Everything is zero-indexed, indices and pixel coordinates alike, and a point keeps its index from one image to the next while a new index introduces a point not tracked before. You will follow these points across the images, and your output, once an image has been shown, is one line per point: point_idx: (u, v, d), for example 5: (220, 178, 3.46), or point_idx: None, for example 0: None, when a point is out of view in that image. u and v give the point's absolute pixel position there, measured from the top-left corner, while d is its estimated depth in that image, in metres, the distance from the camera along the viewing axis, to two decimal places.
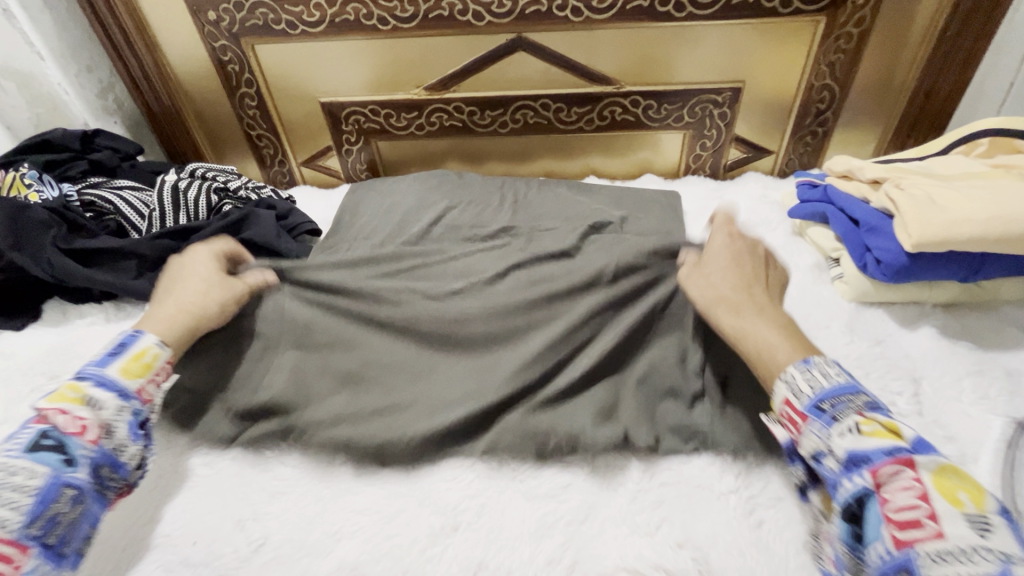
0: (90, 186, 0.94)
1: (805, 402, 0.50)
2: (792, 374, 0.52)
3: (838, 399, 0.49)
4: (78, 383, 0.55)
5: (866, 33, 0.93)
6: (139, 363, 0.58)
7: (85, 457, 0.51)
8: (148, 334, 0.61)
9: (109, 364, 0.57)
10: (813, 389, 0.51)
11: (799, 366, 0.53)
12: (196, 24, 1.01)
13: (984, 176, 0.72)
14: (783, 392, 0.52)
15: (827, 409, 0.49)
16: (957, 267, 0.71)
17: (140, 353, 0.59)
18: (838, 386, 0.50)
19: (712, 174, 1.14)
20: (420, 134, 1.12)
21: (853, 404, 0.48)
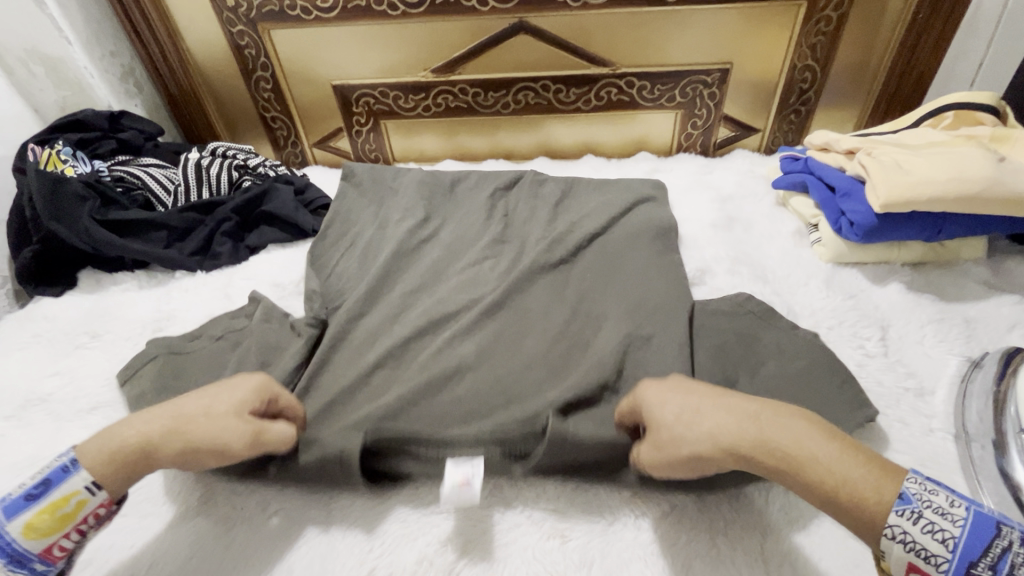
0: (119, 163, 1.00)
1: (948, 569, 0.40)
2: (903, 530, 0.41)
3: (986, 552, 0.39)
4: None
5: (844, 16, 1.00)
6: (57, 516, 0.48)
7: None
8: (81, 468, 0.49)
9: (17, 514, 0.47)
10: (944, 545, 0.40)
11: (903, 512, 0.42)
12: (214, 10, 1.06)
13: (947, 145, 0.79)
14: (903, 554, 0.42)
15: (987, 575, 0.39)
16: (922, 227, 0.78)
17: (59, 503, 0.48)
18: (971, 532, 0.40)
19: (702, 152, 1.21)
20: (426, 115, 1.18)
21: (1007, 551, 0.39)
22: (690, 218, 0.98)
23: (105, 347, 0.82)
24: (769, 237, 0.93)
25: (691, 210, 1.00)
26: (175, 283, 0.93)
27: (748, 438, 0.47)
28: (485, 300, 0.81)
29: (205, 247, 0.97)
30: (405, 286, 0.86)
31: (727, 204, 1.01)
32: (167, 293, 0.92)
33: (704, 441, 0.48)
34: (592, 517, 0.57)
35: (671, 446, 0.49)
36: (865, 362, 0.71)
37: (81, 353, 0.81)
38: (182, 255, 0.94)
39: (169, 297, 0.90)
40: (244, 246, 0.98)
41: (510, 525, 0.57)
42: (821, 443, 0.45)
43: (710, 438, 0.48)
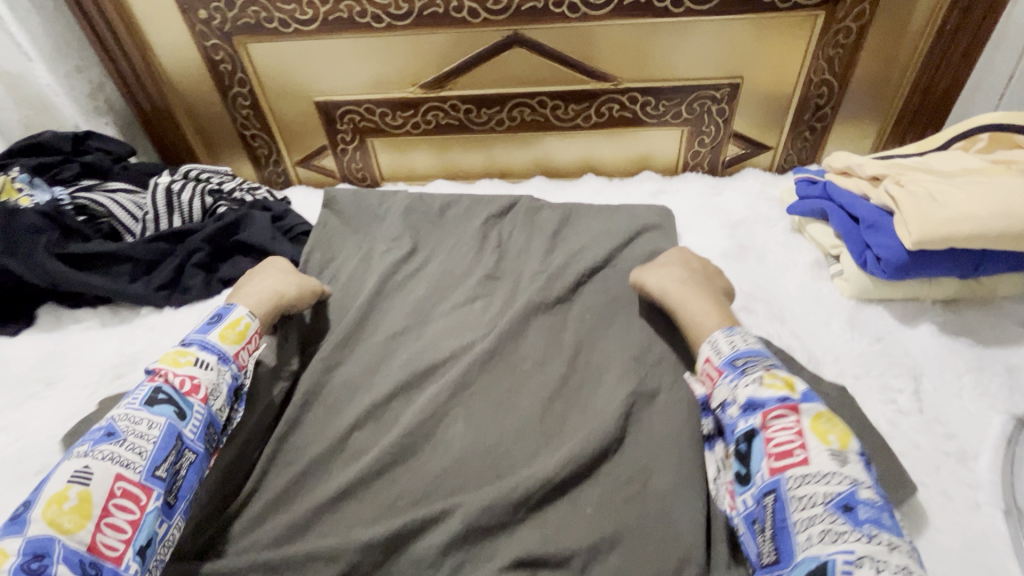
0: (82, 189, 0.93)
1: (723, 358, 0.61)
2: (717, 338, 0.64)
3: (750, 358, 0.60)
4: (185, 349, 0.65)
5: (864, 27, 0.92)
6: (235, 331, 0.69)
7: (196, 414, 0.60)
8: (239, 306, 0.73)
9: (210, 331, 0.68)
10: (730, 348, 0.62)
11: (726, 331, 0.64)
12: (186, 22, 0.99)
13: (984, 172, 0.72)
14: (707, 351, 0.64)
15: (739, 365, 0.59)
16: (958, 264, 0.70)
17: (233, 323, 0.70)
18: (748, 349, 0.61)
19: (710, 171, 1.13)
20: (416, 133, 1.11)
21: (761, 362, 0.59)
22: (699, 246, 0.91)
23: (59, 397, 0.75)
24: (785, 269, 0.86)
25: (699, 237, 0.93)
26: (141, 321, 0.86)
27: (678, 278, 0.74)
28: (474, 346, 0.74)
29: (175, 280, 0.89)
30: (389, 328, 0.79)
31: (738, 231, 0.93)
32: (131, 332, 0.84)
33: (656, 271, 0.77)
34: None
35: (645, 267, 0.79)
36: (898, 420, 0.63)
37: (32, 404, 0.74)
38: (148, 290, 0.87)
39: (133, 338, 0.83)
40: (217, 279, 0.90)
41: None
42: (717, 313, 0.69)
43: (663, 275, 0.76)
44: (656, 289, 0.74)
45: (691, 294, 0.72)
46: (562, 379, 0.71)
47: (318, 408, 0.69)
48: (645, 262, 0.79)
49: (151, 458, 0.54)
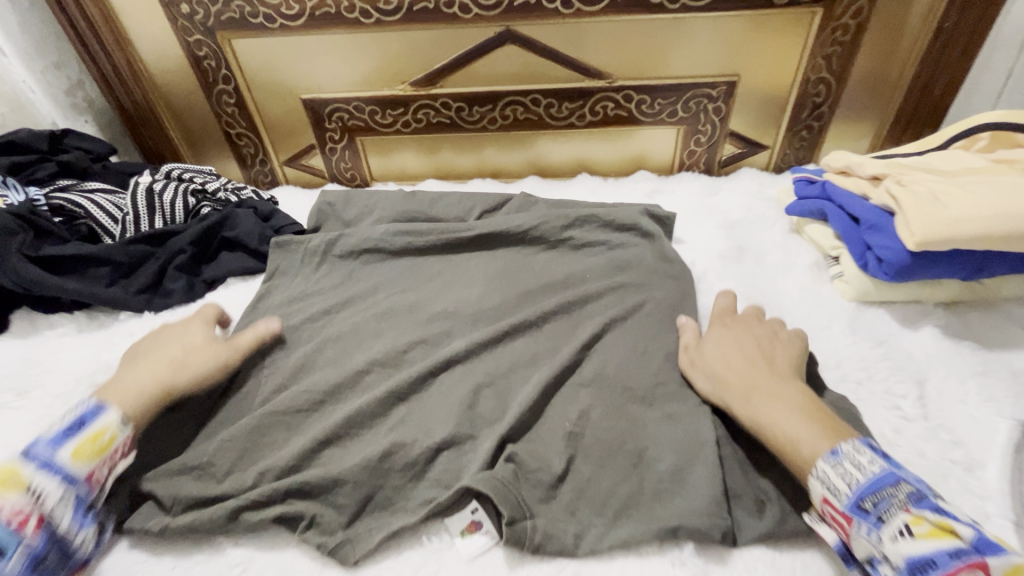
0: (59, 189, 0.90)
1: (846, 501, 0.48)
2: (823, 470, 0.50)
3: (876, 493, 0.47)
4: (19, 467, 0.51)
5: (862, 25, 0.91)
6: (94, 446, 0.55)
7: (26, 548, 0.48)
8: (110, 407, 0.59)
9: (59, 445, 0.54)
10: (850, 486, 0.48)
11: (829, 460, 0.50)
12: (168, 17, 0.96)
13: (986, 172, 0.70)
14: (819, 490, 0.50)
15: (869, 507, 0.47)
16: (961, 265, 0.69)
17: (97, 433, 0.56)
18: (877, 481, 0.47)
19: (706, 170, 1.11)
20: (406, 132, 1.08)
21: (896, 497, 0.46)
22: (696, 247, 0.89)
23: (29, 407, 0.72)
24: (783, 270, 0.84)
25: (696, 238, 0.91)
26: (119, 326, 0.83)
27: (742, 379, 0.60)
28: (465, 349, 0.71)
29: (156, 283, 0.86)
30: (378, 333, 0.76)
31: (736, 232, 0.91)
32: (108, 338, 0.81)
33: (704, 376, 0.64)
34: None
35: (695, 369, 0.66)
36: (902, 427, 0.61)
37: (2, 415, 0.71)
38: (127, 294, 0.84)
39: (111, 345, 0.80)
40: (200, 282, 0.87)
41: None
42: (796, 417, 0.54)
43: (719, 373, 0.63)
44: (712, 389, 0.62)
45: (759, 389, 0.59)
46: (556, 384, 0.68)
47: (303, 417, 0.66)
48: (693, 368, 0.66)
49: None
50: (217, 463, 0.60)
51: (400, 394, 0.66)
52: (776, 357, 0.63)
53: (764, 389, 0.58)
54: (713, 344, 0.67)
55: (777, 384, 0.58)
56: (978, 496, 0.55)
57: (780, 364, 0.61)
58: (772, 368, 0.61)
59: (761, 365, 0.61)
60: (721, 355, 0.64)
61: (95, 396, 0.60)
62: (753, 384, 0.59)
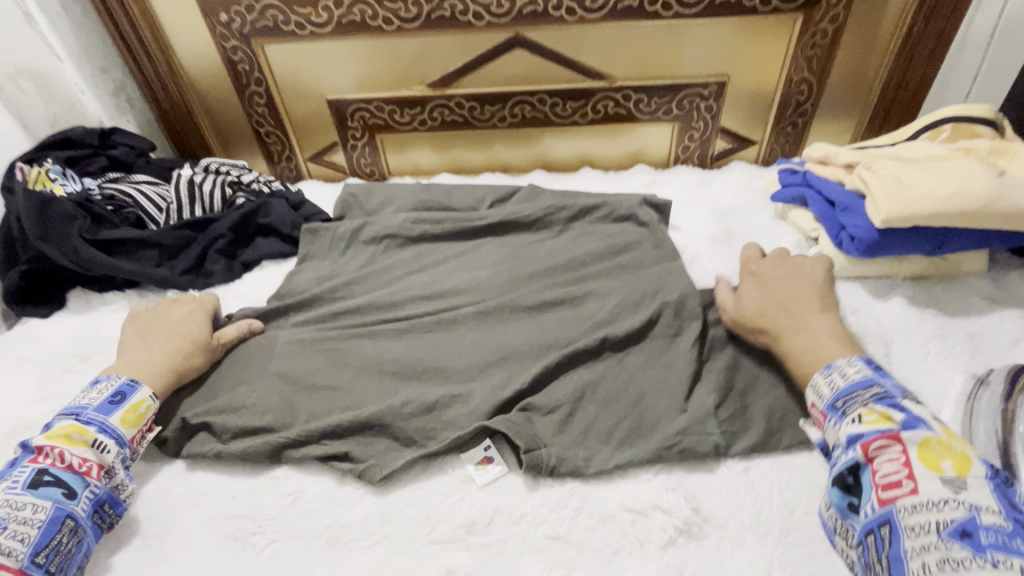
0: (110, 181, 0.99)
1: (825, 402, 0.59)
2: (817, 380, 0.61)
3: (849, 395, 0.57)
4: (80, 428, 0.61)
5: (839, 29, 1.00)
6: (135, 415, 0.64)
7: (90, 494, 0.58)
8: (144, 384, 0.67)
9: (109, 412, 0.63)
10: (830, 389, 0.59)
11: (824, 372, 0.61)
12: (208, 25, 1.06)
13: (945, 158, 0.79)
14: (812, 397, 0.61)
15: (840, 405, 0.58)
16: (923, 241, 0.77)
17: (136, 405, 0.65)
18: (852, 385, 0.58)
19: (699, 164, 1.20)
20: (422, 129, 1.17)
21: (861, 397, 0.57)
22: (689, 231, 0.98)
23: (92, 370, 0.80)
24: (768, 251, 0.92)
25: (689, 224, 1.00)
26: None
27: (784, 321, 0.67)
28: (482, 317, 0.79)
29: (198, 265, 0.95)
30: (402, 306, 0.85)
31: (726, 218, 1.00)
32: None
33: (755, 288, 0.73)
34: (598, 546, 0.57)
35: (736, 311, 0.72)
36: None
37: (69, 377, 0.79)
38: (174, 274, 0.92)
39: None
40: (238, 264, 0.96)
41: (512, 554, 0.57)
42: (833, 352, 0.63)
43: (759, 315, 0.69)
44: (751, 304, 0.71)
45: (802, 315, 0.67)
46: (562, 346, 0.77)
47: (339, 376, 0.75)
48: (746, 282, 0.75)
49: (32, 543, 0.52)
50: (265, 410, 0.69)
51: (425, 354, 0.75)
52: (821, 292, 0.70)
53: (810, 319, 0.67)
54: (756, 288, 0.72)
55: (814, 325, 0.66)
56: None
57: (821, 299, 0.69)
58: (807, 308, 0.68)
59: (801, 300, 0.69)
60: (761, 302, 0.70)
61: (125, 373, 0.68)
62: (795, 326, 0.67)
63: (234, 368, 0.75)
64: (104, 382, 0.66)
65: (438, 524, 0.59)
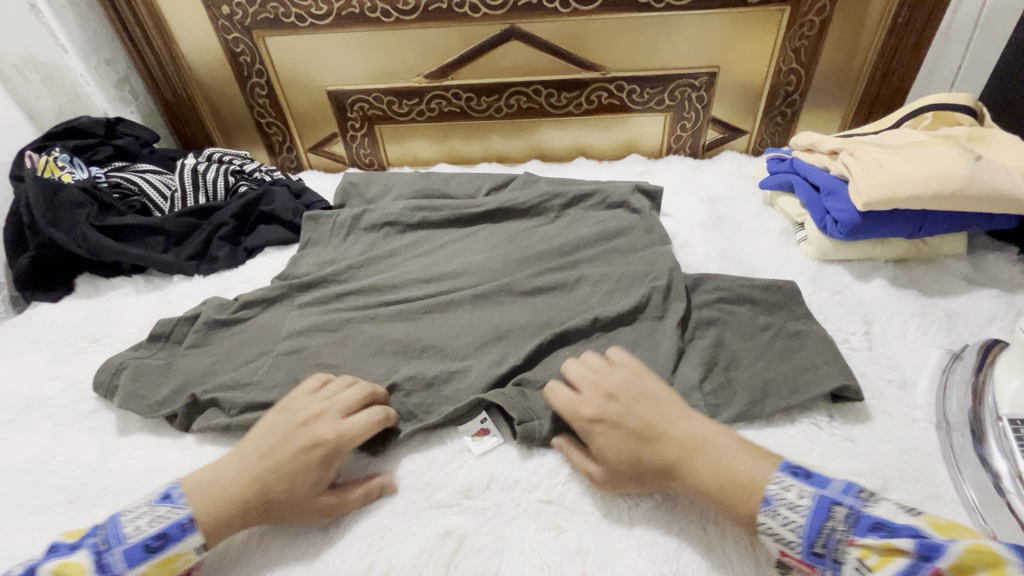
0: (116, 169, 1.02)
1: (801, 549, 0.49)
2: (766, 525, 0.51)
3: (821, 533, 0.48)
4: (88, 570, 0.50)
5: (826, 21, 1.03)
6: (161, 573, 0.52)
7: None
8: (197, 531, 0.54)
9: (136, 563, 0.51)
10: (796, 532, 0.49)
11: (764, 512, 0.51)
12: (210, 17, 1.08)
13: (925, 144, 0.82)
14: (775, 545, 0.51)
15: (822, 550, 0.48)
16: (903, 225, 0.80)
17: (169, 559, 0.53)
18: (813, 518, 0.49)
19: (691, 153, 1.23)
20: (420, 120, 1.20)
21: (837, 531, 0.47)
22: (680, 217, 1.00)
23: (102, 352, 0.83)
24: (757, 235, 0.95)
25: (680, 210, 1.03)
26: (173, 287, 0.94)
27: (658, 451, 0.57)
28: (479, 298, 0.82)
29: (203, 251, 0.98)
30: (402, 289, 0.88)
31: (716, 205, 1.03)
32: (164, 297, 0.93)
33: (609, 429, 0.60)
34: (587, 508, 0.60)
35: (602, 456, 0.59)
36: (850, 355, 0.73)
37: (79, 357, 0.82)
38: (179, 259, 0.95)
39: (167, 301, 0.91)
40: (241, 250, 0.99)
41: (506, 517, 0.60)
42: (734, 453, 0.55)
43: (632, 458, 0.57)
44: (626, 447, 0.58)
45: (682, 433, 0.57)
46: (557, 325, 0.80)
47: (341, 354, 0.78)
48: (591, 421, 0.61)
49: None
50: (270, 387, 0.72)
51: (424, 334, 0.78)
52: (644, 389, 0.62)
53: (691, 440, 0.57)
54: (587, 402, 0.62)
55: (686, 435, 0.57)
56: (908, 406, 0.66)
57: (653, 394, 0.62)
58: (664, 414, 0.59)
59: (649, 409, 0.60)
60: (625, 444, 0.58)
61: (194, 495, 0.57)
62: (670, 446, 0.57)
63: (241, 348, 0.78)
64: (165, 509, 0.55)
65: (436, 490, 0.62)
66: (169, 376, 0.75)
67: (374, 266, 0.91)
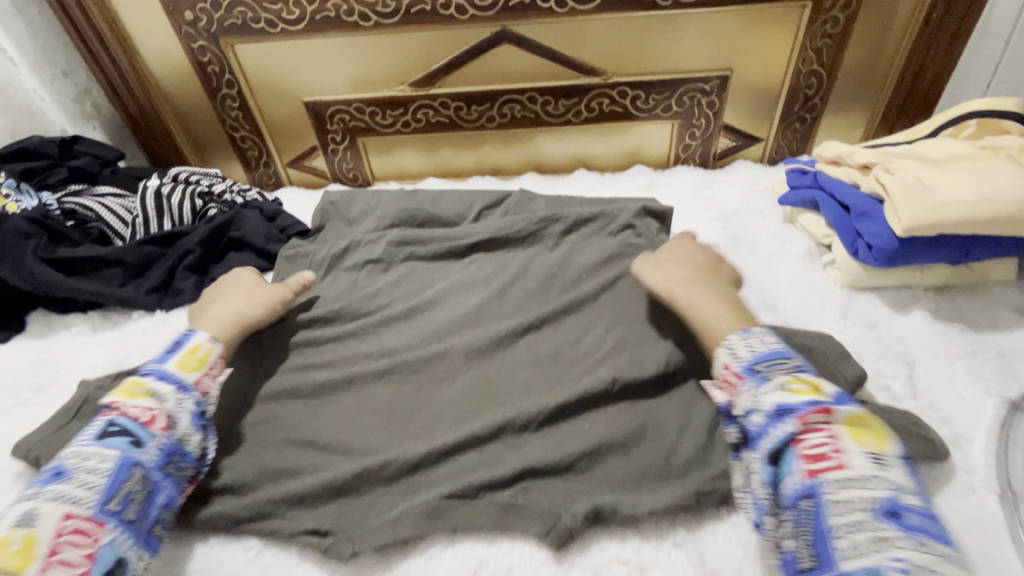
0: (70, 195, 0.93)
1: (743, 364, 0.57)
2: (733, 342, 0.60)
3: (770, 362, 0.56)
4: (142, 381, 0.62)
5: (851, 17, 0.93)
6: (194, 358, 0.65)
7: (154, 444, 0.57)
8: (200, 332, 0.69)
9: (168, 360, 0.64)
10: (751, 355, 0.58)
11: (740, 336, 0.60)
12: (173, 25, 0.99)
13: (972, 158, 0.72)
14: (725, 358, 0.60)
15: (760, 371, 0.56)
16: (948, 250, 0.71)
17: (192, 350, 0.66)
18: (772, 355, 0.57)
19: (701, 163, 1.13)
20: (406, 132, 1.10)
21: (783, 366, 0.56)
22: (691, 238, 0.91)
23: (47, 405, 0.74)
24: (778, 258, 0.86)
25: (691, 229, 0.93)
26: (132, 326, 0.85)
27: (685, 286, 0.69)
28: (467, 338, 0.74)
29: (166, 283, 0.89)
30: (382, 327, 0.79)
31: (730, 222, 0.93)
32: (121, 337, 0.84)
33: (656, 266, 0.74)
34: None
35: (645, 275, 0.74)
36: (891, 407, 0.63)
37: (20, 411, 0.73)
38: (138, 294, 0.86)
39: (124, 343, 0.82)
40: (209, 280, 0.90)
41: None
42: (717, 304, 0.67)
43: (661, 286, 0.71)
44: (657, 278, 0.72)
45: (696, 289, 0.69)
46: (555, 370, 0.71)
47: (312, 407, 0.69)
48: (654, 257, 0.75)
49: (100, 492, 0.52)
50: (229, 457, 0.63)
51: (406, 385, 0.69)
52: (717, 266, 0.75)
53: (704, 297, 0.68)
54: (667, 250, 0.76)
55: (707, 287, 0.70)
56: (965, 471, 0.57)
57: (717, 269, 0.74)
58: (701, 279, 0.71)
59: (703, 272, 0.72)
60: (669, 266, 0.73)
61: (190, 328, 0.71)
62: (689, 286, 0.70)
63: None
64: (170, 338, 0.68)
65: None
66: None
67: (351, 300, 0.82)
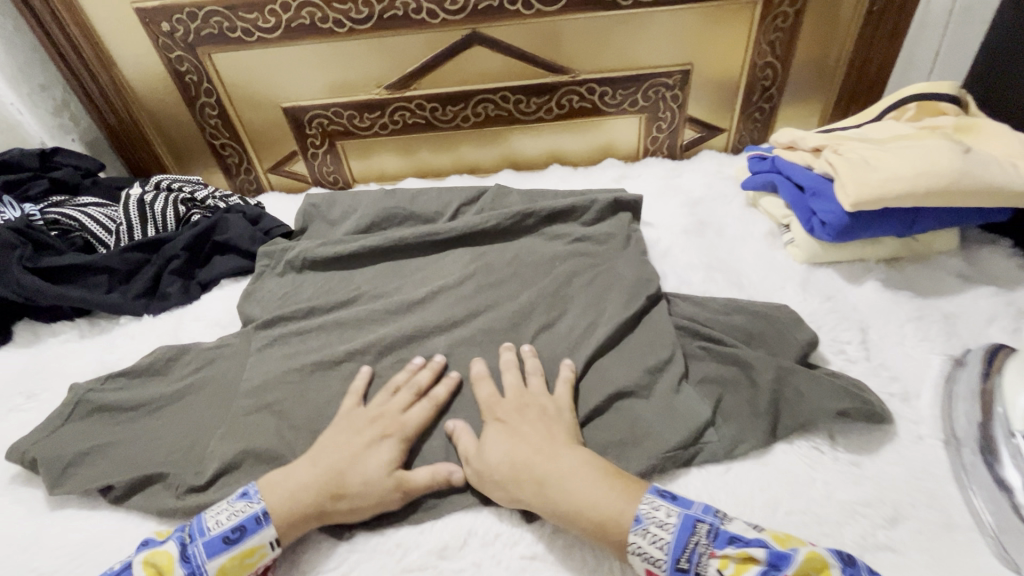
0: (53, 205, 0.94)
1: (666, 567, 0.49)
2: (636, 544, 0.50)
3: (686, 549, 0.49)
4: (174, 561, 0.52)
5: (800, 11, 0.99)
6: (240, 564, 0.53)
7: None
8: (270, 524, 0.55)
9: (215, 554, 0.52)
10: (664, 550, 0.49)
11: (636, 531, 0.50)
12: (149, 36, 1.01)
13: (912, 137, 0.78)
14: (642, 564, 0.50)
15: (687, 566, 0.48)
16: (894, 224, 0.76)
17: (247, 552, 0.53)
18: (681, 534, 0.49)
19: (669, 155, 1.19)
20: (384, 134, 1.13)
21: (700, 545, 0.49)
22: (661, 225, 0.95)
23: (38, 410, 0.76)
24: (742, 240, 0.90)
25: (661, 216, 0.98)
26: (120, 330, 0.87)
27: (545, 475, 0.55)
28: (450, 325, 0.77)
29: (153, 288, 0.91)
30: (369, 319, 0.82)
31: (697, 208, 0.98)
32: (109, 343, 0.85)
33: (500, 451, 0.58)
34: (575, 562, 0.55)
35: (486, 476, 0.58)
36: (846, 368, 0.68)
37: (13, 417, 0.75)
38: (126, 299, 0.88)
39: (113, 348, 0.84)
40: (195, 284, 0.92)
41: None
42: (591, 489, 0.53)
43: (510, 473, 0.56)
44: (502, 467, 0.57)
45: (556, 485, 0.55)
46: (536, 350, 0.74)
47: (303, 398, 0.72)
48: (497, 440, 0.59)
49: None
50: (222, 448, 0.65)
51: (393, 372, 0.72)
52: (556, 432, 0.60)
53: (569, 491, 0.54)
54: (498, 434, 0.60)
55: (566, 470, 0.55)
56: (913, 423, 0.62)
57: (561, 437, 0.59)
58: (552, 442, 0.58)
59: (547, 449, 0.57)
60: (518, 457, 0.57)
61: (266, 496, 0.57)
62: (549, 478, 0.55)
63: (195, 403, 0.71)
64: (244, 502, 0.56)
65: (409, 551, 0.57)
66: (110, 434, 0.68)
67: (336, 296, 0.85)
